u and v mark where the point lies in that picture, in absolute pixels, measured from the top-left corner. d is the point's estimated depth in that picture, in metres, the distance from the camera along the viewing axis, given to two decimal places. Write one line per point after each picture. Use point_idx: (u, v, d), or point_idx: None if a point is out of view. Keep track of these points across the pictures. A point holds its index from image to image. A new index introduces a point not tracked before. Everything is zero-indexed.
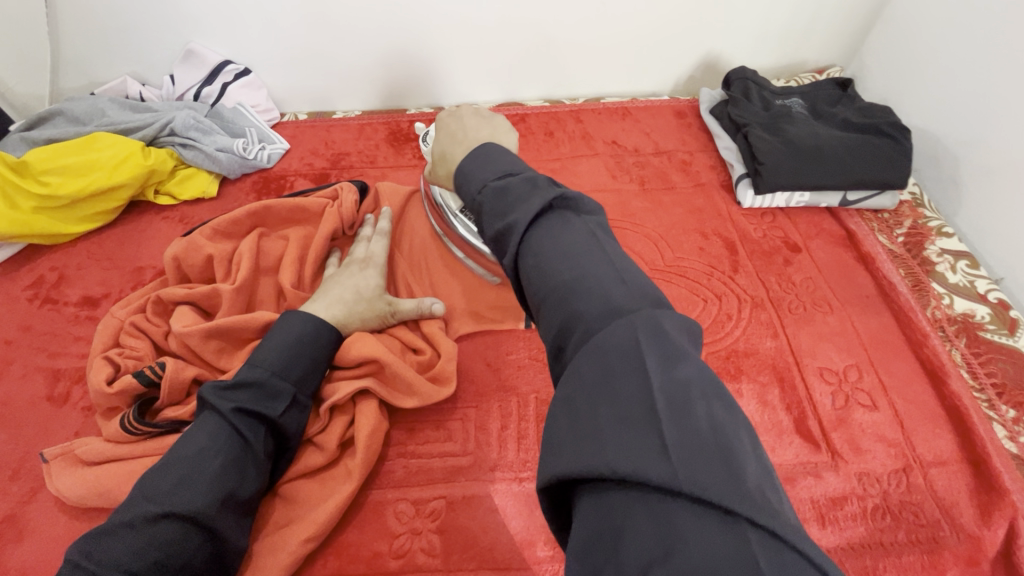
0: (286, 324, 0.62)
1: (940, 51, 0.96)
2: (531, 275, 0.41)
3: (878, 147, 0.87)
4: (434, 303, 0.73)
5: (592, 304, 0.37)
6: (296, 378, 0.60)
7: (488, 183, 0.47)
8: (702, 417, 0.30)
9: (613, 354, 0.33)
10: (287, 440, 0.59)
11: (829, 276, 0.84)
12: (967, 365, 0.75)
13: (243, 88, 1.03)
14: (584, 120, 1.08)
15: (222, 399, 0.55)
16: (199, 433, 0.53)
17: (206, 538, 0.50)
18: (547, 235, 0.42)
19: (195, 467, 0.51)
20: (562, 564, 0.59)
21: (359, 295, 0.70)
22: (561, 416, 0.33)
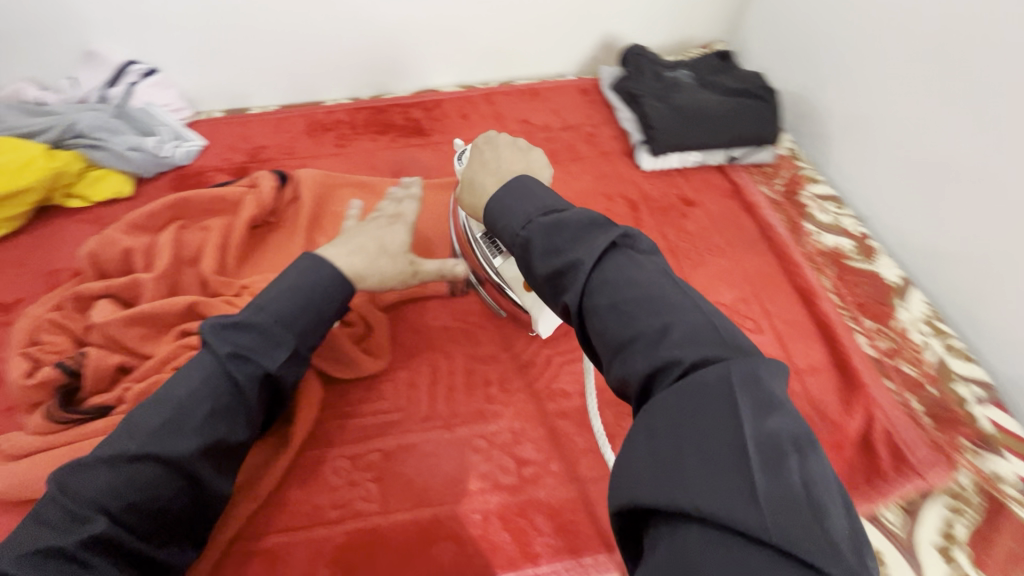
0: (295, 268, 0.61)
1: (800, 23, 1.08)
2: (606, 314, 0.45)
3: (752, 108, 0.99)
4: (457, 265, 0.70)
5: (684, 348, 0.40)
6: (302, 329, 0.59)
7: (534, 222, 0.53)
8: (794, 474, 0.33)
9: (705, 398, 0.36)
10: (282, 390, 0.59)
11: (719, 224, 0.94)
12: (834, 289, 0.86)
13: (152, 88, 1.03)
14: (497, 102, 1.14)
15: (219, 339, 0.55)
16: (192, 373, 0.54)
17: (188, 483, 0.52)
18: (625, 277, 0.46)
19: (181, 412, 0.52)
20: (492, 493, 0.64)
21: (383, 248, 0.66)
22: (641, 443, 0.37)
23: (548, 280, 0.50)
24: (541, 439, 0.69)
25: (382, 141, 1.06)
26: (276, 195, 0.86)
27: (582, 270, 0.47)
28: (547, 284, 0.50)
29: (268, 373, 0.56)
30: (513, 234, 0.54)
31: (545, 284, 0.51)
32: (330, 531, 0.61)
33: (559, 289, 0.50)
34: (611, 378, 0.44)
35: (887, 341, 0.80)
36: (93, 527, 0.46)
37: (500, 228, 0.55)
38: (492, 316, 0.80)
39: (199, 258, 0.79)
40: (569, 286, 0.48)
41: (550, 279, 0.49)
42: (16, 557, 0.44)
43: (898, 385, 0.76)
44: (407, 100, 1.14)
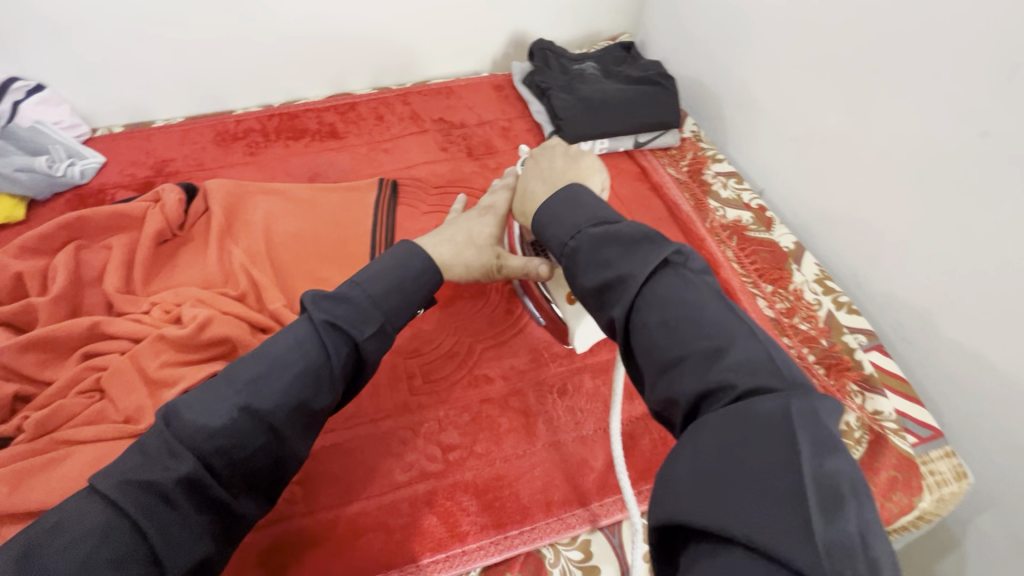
0: (396, 253, 0.62)
1: (691, 14, 1.16)
2: (656, 330, 0.47)
3: (653, 95, 1.05)
4: (540, 264, 0.69)
5: (741, 373, 0.42)
6: (387, 310, 0.58)
7: (579, 236, 0.57)
8: (851, 523, 0.33)
9: (761, 427, 0.37)
10: (363, 371, 0.57)
11: (630, 205, 0.99)
12: (737, 258, 0.93)
13: (40, 106, 0.97)
14: (412, 102, 1.15)
15: (316, 309, 0.54)
16: (287, 334, 0.52)
17: (269, 439, 0.49)
18: (679, 297, 0.48)
19: (279, 366, 0.50)
20: (419, 482, 0.66)
21: (470, 239, 0.71)
22: (691, 462, 0.38)
23: (596, 292, 0.53)
24: (466, 424, 0.71)
25: (296, 147, 1.05)
26: (182, 208, 0.84)
27: (631, 284, 0.50)
28: (594, 297, 0.54)
29: (355, 346, 0.54)
30: (561, 246, 0.58)
31: (590, 296, 0.54)
32: (254, 537, 0.61)
33: (606, 302, 0.53)
34: (654, 394, 0.46)
35: (784, 302, 0.88)
36: (181, 467, 0.44)
37: (548, 238, 0.60)
38: (414, 311, 0.81)
39: (102, 278, 0.77)
40: (617, 299, 0.51)
41: (597, 291, 0.53)
42: (109, 486, 0.42)
43: (794, 341, 0.84)
44: (321, 105, 1.13)
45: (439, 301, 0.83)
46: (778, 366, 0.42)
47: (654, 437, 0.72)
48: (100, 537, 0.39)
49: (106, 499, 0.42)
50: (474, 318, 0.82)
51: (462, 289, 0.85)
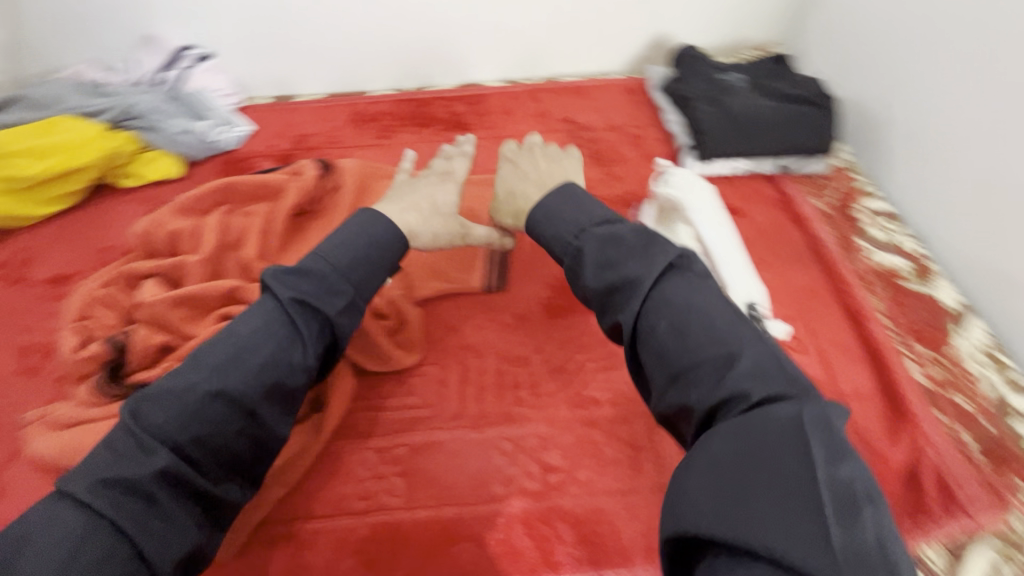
0: (352, 222, 0.63)
1: (861, 30, 1.04)
2: (669, 337, 0.51)
3: (807, 116, 0.95)
4: (506, 239, 0.79)
5: (756, 383, 0.47)
6: (356, 281, 0.60)
7: (585, 236, 0.61)
8: (867, 530, 0.37)
9: (774, 440, 0.42)
10: (338, 341, 0.59)
11: (765, 236, 0.91)
12: (887, 311, 0.81)
13: (206, 73, 1.05)
14: (540, 99, 1.12)
15: (280, 284, 0.56)
16: (252, 317, 0.55)
17: (245, 422, 0.52)
18: (691, 305, 0.52)
19: (246, 353, 0.52)
20: (516, 498, 0.64)
21: (434, 208, 0.73)
22: (711, 471, 0.43)
23: (601, 296, 0.57)
24: (569, 446, 0.68)
25: (424, 134, 1.06)
26: (318, 184, 0.87)
27: (640, 287, 0.54)
28: (598, 300, 0.58)
29: (325, 318, 0.57)
30: (570, 247, 0.61)
31: (601, 298, 0.57)
32: (354, 522, 0.62)
33: (614, 303, 0.56)
34: (664, 400, 0.51)
35: (941, 371, 0.75)
36: (158, 461, 0.47)
37: (547, 240, 0.64)
38: (526, 318, 0.79)
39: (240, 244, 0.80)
40: (627, 302, 0.55)
41: (603, 296, 0.57)
42: (82, 489, 0.45)
43: (951, 419, 0.70)
44: (451, 94, 1.13)
45: (552, 311, 0.80)
46: (786, 373, 0.47)
47: None
48: (76, 544, 0.42)
49: (79, 504, 0.44)
50: (587, 335, 0.78)
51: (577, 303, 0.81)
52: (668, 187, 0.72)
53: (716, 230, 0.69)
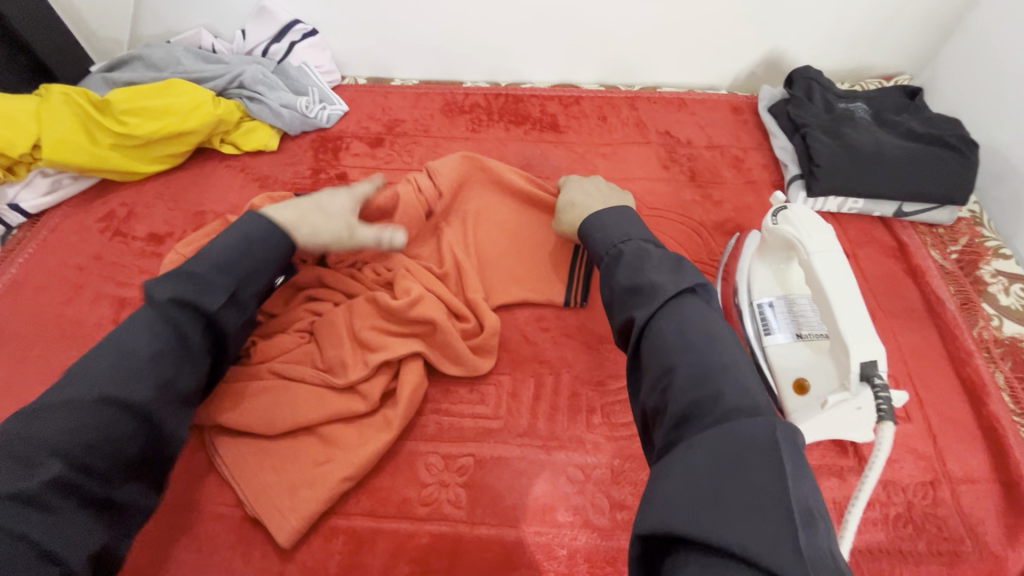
0: (236, 225, 0.61)
1: (1016, 70, 0.93)
2: (669, 339, 0.48)
3: (941, 159, 0.86)
4: (396, 235, 0.69)
5: (735, 391, 0.43)
6: (240, 276, 0.59)
7: (627, 244, 0.60)
8: (825, 542, 0.35)
9: (748, 446, 0.39)
10: (227, 336, 0.59)
11: (875, 285, 0.83)
12: (1010, 389, 0.73)
13: (309, 49, 1.06)
14: (639, 108, 1.06)
15: (158, 291, 0.55)
16: (135, 321, 0.54)
17: (139, 424, 0.51)
18: (683, 315, 0.50)
19: (129, 358, 0.51)
20: (581, 531, 0.61)
21: (320, 206, 0.67)
22: (678, 473, 0.40)
23: (623, 293, 0.55)
24: (641, 484, 0.65)
25: (515, 132, 1.03)
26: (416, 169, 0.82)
27: (658, 295, 0.52)
28: (620, 296, 0.55)
29: (207, 316, 0.56)
30: (615, 252, 0.60)
31: (617, 298, 0.56)
32: (415, 528, 0.61)
33: (628, 304, 0.54)
34: (652, 399, 0.47)
35: None
36: (47, 470, 0.45)
37: (592, 244, 0.64)
38: (606, 340, 0.75)
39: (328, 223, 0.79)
40: (642, 304, 0.52)
41: (625, 294, 0.55)
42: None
43: None
44: (546, 92, 1.09)
45: None
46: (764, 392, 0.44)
47: None
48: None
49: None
50: None
51: None
52: (785, 223, 0.68)
53: (833, 266, 0.62)
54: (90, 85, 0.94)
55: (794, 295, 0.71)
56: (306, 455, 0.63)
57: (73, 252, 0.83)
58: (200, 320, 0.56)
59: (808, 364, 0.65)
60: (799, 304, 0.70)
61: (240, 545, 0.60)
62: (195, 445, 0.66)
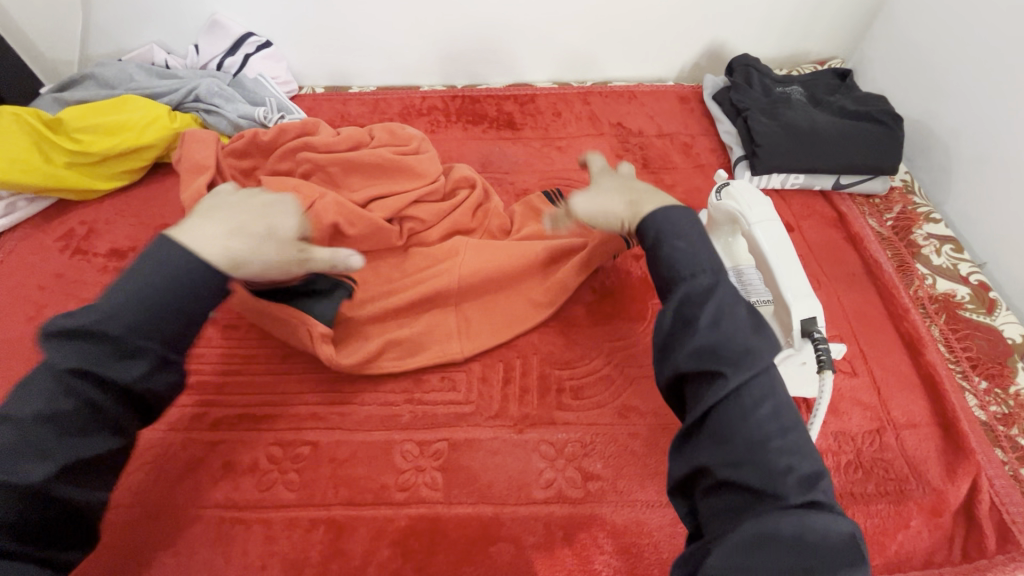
0: (158, 258, 0.50)
1: (933, 50, 1.00)
2: (764, 418, 0.45)
3: (871, 133, 0.92)
4: (352, 256, 0.60)
5: (819, 491, 0.44)
6: (166, 336, 0.49)
7: (718, 282, 0.51)
8: None
9: (837, 554, 0.40)
10: (150, 407, 0.51)
11: (819, 255, 0.87)
12: (945, 340, 0.78)
13: (264, 61, 1.07)
14: (592, 102, 1.10)
15: (54, 351, 0.46)
16: (34, 392, 0.45)
17: (44, 509, 0.44)
18: (772, 387, 0.47)
19: (16, 426, 0.44)
20: (555, 503, 0.64)
21: (268, 231, 0.56)
22: (770, 552, 0.40)
23: (710, 343, 0.47)
24: (611, 455, 0.67)
25: (473, 131, 1.06)
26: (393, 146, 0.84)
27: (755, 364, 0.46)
28: (704, 342, 0.47)
29: (126, 385, 0.47)
30: (699, 284, 0.51)
31: (699, 339, 0.47)
32: (394, 513, 0.62)
33: (713, 356, 0.47)
34: (734, 469, 0.43)
35: (1000, 406, 0.72)
36: None
37: (666, 256, 0.54)
38: (570, 324, 0.78)
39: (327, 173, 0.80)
40: (738, 368, 0.46)
41: (716, 345, 0.47)
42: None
43: (1010, 456, 0.69)
44: (502, 92, 1.12)
45: (596, 316, 0.79)
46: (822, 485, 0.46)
47: None
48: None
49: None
50: (633, 343, 0.77)
51: (620, 307, 0.80)
52: (728, 199, 0.72)
53: (773, 234, 0.67)
54: (40, 106, 0.93)
55: (742, 266, 0.75)
56: (290, 459, 0.66)
57: (32, 273, 0.82)
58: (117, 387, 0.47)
59: None
60: (747, 274, 0.74)
61: (219, 544, 0.60)
62: (178, 449, 0.66)
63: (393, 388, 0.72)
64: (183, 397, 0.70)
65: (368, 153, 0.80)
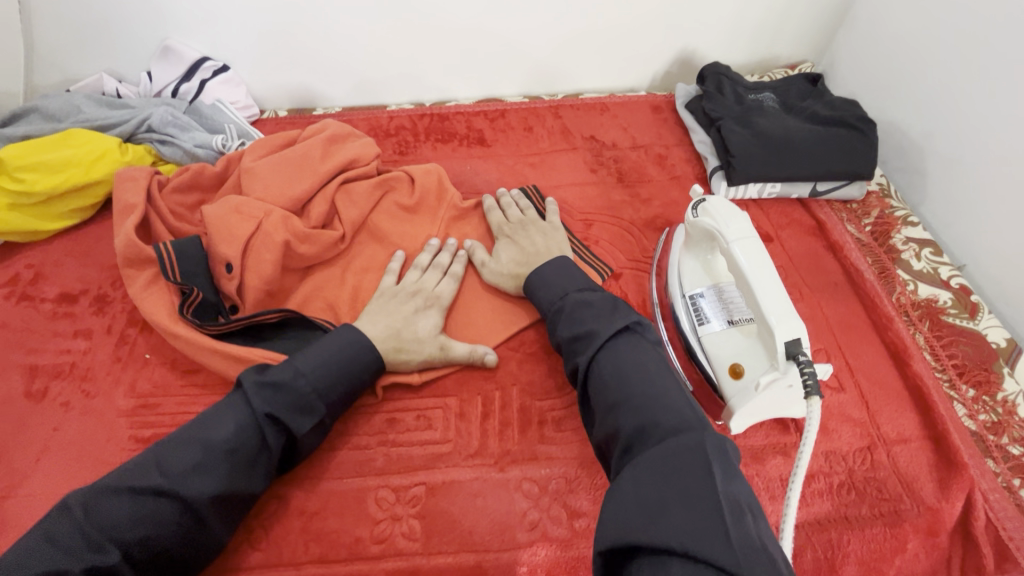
0: (332, 337, 0.63)
1: (903, 51, 0.99)
2: (610, 377, 0.55)
3: (845, 140, 0.91)
4: (484, 354, 0.71)
5: (671, 416, 0.49)
6: (333, 401, 0.61)
7: (567, 298, 0.65)
8: (753, 531, 0.41)
9: (679, 455, 0.45)
10: (296, 452, 0.61)
11: (800, 265, 0.86)
12: (929, 348, 0.77)
13: (222, 85, 1.03)
14: (563, 116, 1.08)
15: (257, 396, 0.56)
16: (228, 420, 0.55)
17: (195, 526, 0.52)
18: (620, 354, 0.57)
19: (208, 448, 0.53)
20: (540, 545, 0.61)
21: (413, 334, 0.69)
22: (624, 489, 0.45)
23: (568, 343, 0.61)
24: (596, 489, 0.64)
25: (443, 150, 1.02)
26: (328, 144, 0.84)
27: (596, 338, 0.59)
28: (566, 346, 0.62)
29: (293, 435, 0.58)
30: (558, 304, 0.66)
31: (563, 346, 0.62)
32: (370, 568, 0.59)
33: (574, 352, 0.61)
34: (602, 431, 0.53)
35: (989, 414, 0.71)
36: (108, 557, 0.47)
37: (537, 299, 0.69)
38: (549, 351, 0.75)
39: (261, 178, 0.78)
40: (583, 349, 0.59)
41: (569, 342, 0.61)
42: None
43: (1002, 468, 0.67)
44: (471, 108, 1.10)
45: None
46: (699, 414, 0.51)
47: (817, 555, 0.60)
48: None
49: None
50: None
51: None
52: (704, 216, 0.71)
53: (752, 252, 0.65)
54: None
55: (722, 283, 0.73)
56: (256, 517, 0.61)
57: None
58: (284, 434, 0.58)
59: (741, 350, 0.67)
60: (727, 292, 0.72)
61: None
62: None
63: (367, 430, 0.68)
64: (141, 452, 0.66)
65: (303, 146, 0.81)
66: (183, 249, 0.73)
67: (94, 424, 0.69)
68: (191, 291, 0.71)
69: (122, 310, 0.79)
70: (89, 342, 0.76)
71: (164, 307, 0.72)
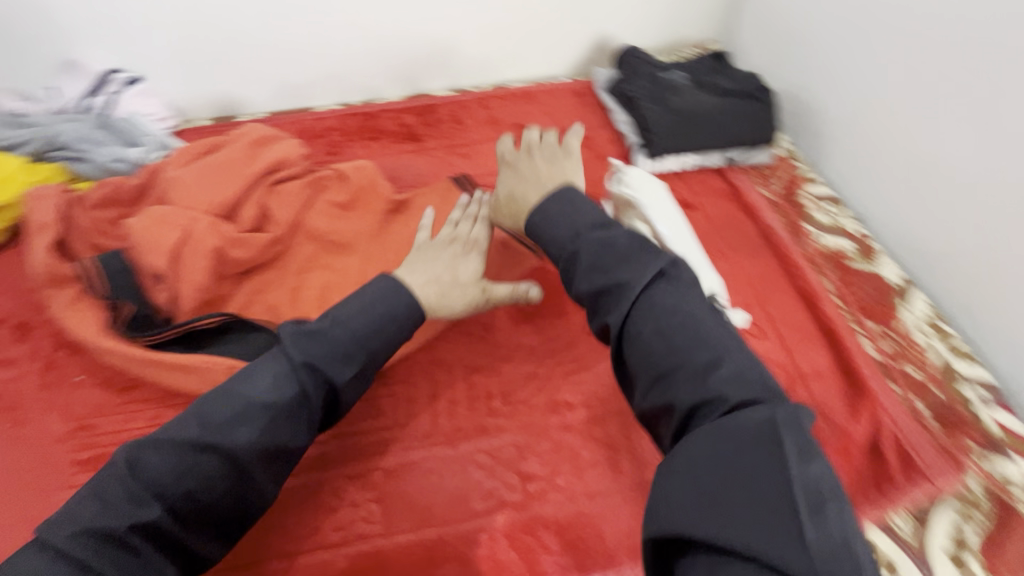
0: (368, 285, 0.61)
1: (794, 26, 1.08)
2: (653, 340, 0.49)
3: (749, 109, 0.98)
4: (529, 289, 0.70)
5: (734, 387, 0.46)
6: (374, 351, 0.59)
7: (580, 242, 0.57)
8: (836, 526, 0.36)
9: (744, 437, 0.40)
10: (339, 406, 0.59)
11: (719, 228, 0.92)
12: (836, 291, 0.85)
13: (136, 97, 0.99)
14: (491, 106, 1.11)
15: (292, 347, 0.55)
16: (266, 373, 0.54)
17: (238, 480, 0.51)
18: (662, 311, 0.50)
19: (245, 402, 0.52)
20: (497, 511, 0.63)
21: (456, 279, 0.66)
22: (683, 473, 0.42)
23: (591, 298, 0.54)
24: (546, 453, 0.68)
25: (374, 147, 1.03)
26: (252, 147, 0.83)
27: (628, 292, 0.52)
28: (589, 300, 0.55)
29: (334, 386, 0.56)
30: (568, 254, 0.58)
31: (585, 301, 0.55)
32: (332, 555, 0.60)
33: (601, 308, 0.54)
34: (649, 401, 0.49)
35: (891, 344, 0.79)
36: (150, 512, 0.47)
37: (546, 243, 0.61)
38: (492, 329, 0.77)
39: (188, 186, 0.77)
40: (615, 306, 0.52)
41: (594, 296, 0.54)
42: (65, 538, 0.45)
43: (903, 388, 0.75)
44: (399, 105, 1.11)
45: (518, 318, 0.79)
46: (765, 379, 0.47)
47: None
48: None
49: (59, 552, 0.44)
50: (554, 339, 0.77)
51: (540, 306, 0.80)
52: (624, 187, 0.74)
53: (670, 218, 0.73)
54: None
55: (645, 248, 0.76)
56: None
57: None
58: (325, 385, 0.56)
59: None
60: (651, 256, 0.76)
61: None
62: None
63: None
64: (82, 475, 0.64)
65: (228, 151, 0.81)
66: (109, 263, 0.73)
67: (27, 453, 0.66)
68: (119, 305, 0.72)
69: (47, 335, 0.76)
70: (13, 371, 0.72)
71: (92, 325, 0.70)
